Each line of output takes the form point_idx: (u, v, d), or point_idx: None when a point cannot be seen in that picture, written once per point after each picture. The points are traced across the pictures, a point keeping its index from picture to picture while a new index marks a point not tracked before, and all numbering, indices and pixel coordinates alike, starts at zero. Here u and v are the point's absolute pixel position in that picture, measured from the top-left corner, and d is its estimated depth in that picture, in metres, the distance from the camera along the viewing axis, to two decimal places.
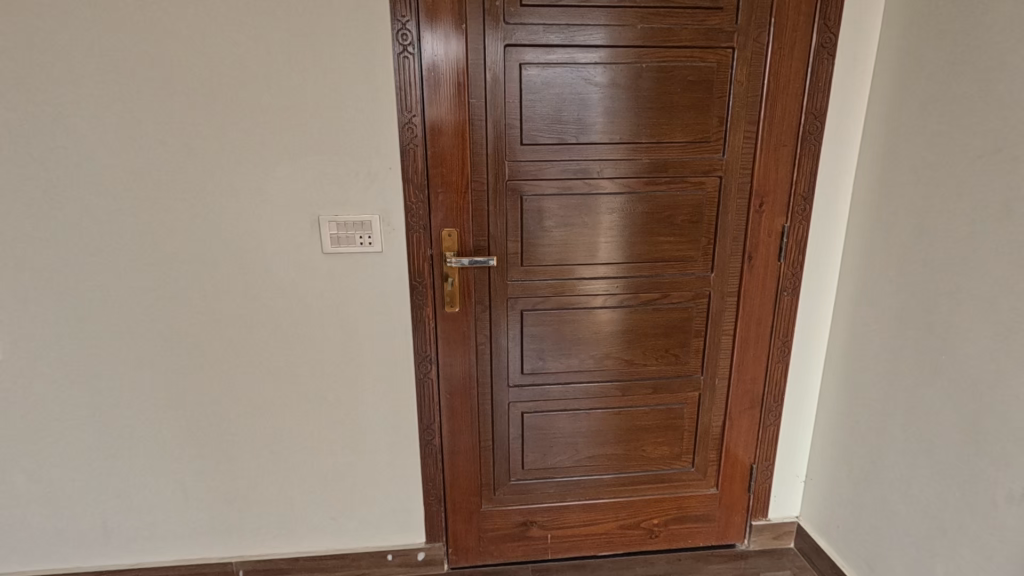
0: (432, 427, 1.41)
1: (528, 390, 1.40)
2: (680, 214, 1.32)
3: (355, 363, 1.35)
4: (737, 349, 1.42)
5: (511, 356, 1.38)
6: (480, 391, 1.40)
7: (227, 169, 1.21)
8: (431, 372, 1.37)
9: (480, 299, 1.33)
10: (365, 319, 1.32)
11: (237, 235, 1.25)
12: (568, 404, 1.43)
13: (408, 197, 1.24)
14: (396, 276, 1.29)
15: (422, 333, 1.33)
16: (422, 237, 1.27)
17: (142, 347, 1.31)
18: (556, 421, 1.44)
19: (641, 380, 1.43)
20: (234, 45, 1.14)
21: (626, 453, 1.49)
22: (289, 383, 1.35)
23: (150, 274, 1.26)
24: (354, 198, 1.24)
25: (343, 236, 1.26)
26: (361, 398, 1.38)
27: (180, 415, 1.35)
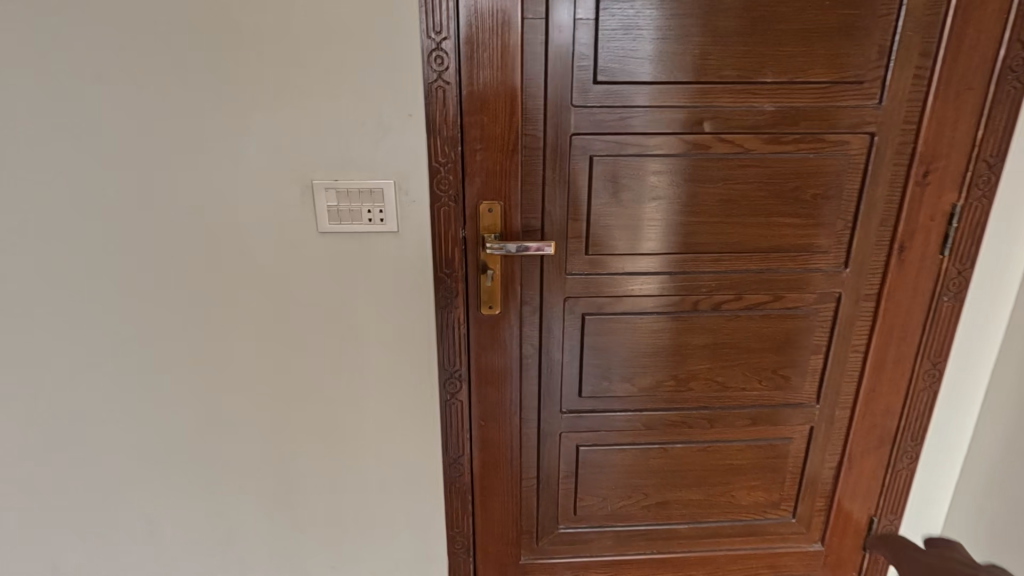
0: (460, 462, 1.09)
1: (588, 418, 1.07)
2: (811, 187, 0.94)
3: (361, 380, 1.02)
4: (869, 371, 1.06)
5: (566, 373, 1.04)
6: (524, 417, 1.07)
7: (181, 113, 0.86)
8: (460, 391, 1.04)
9: (529, 299, 0.99)
10: (373, 323, 0.98)
11: (200, 207, 0.91)
12: (637, 436, 1.10)
13: (434, 158, 0.89)
14: (415, 265, 0.94)
15: (448, 341, 1.00)
16: (452, 213, 0.92)
17: (78, 357, 0.98)
18: (621, 457, 1.11)
19: (736, 408, 1.08)
20: None
21: (708, 499, 1.15)
22: (274, 406, 1.03)
23: (84, 261, 0.92)
24: (361, 156, 0.88)
25: (345, 209, 0.91)
26: (369, 426, 1.04)
27: (134, 445, 1.03)
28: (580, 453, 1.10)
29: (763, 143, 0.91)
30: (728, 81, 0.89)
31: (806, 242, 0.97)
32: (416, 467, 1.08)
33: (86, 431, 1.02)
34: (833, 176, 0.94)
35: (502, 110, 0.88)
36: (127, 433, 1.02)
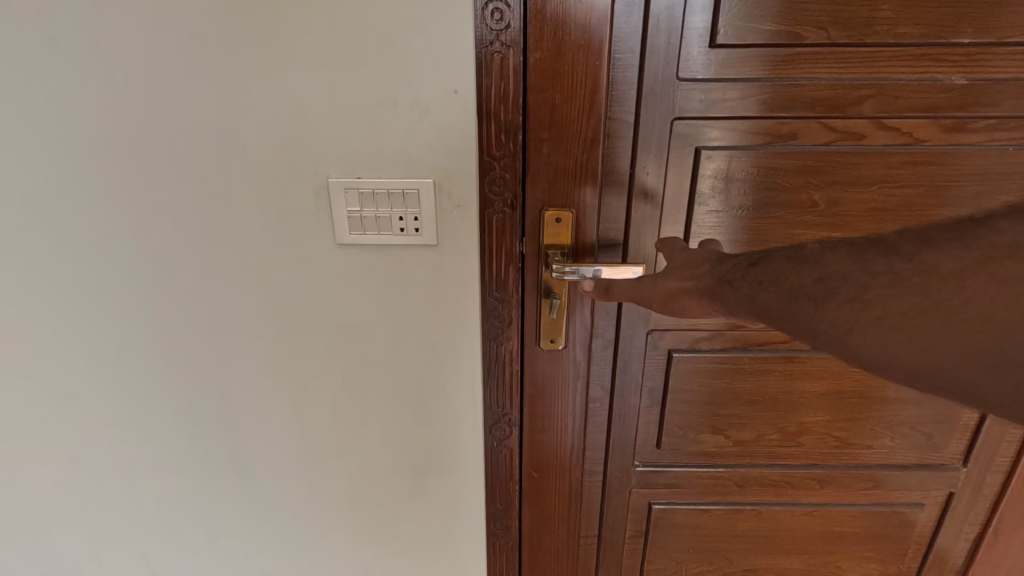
0: (507, 519, 0.90)
1: (667, 472, 0.87)
2: (1001, 194, 0.68)
3: (390, 422, 0.83)
4: None
5: (643, 420, 0.84)
6: (586, 468, 0.88)
7: (160, 87, 0.65)
8: (509, 440, 0.84)
9: (601, 330, 0.78)
10: (405, 356, 0.78)
11: (190, 210, 0.71)
12: (726, 495, 0.89)
13: (486, 149, 0.66)
14: (459, 288, 0.73)
15: (497, 380, 0.79)
16: (508, 223, 0.70)
17: (60, 385, 0.82)
18: (704, 518, 0.91)
19: (854, 468, 0.86)
20: None
21: (807, 568, 0.95)
22: (287, 446, 0.85)
23: (57, 273, 0.75)
24: (391, 145, 0.66)
25: (371, 216, 0.69)
26: (400, 474, 0.87)
27: (129, 484, 0.88)
28: (653, 510, 0.91)
29: (942, 133, 0.66)
30: (907, 43, 0.62)
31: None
32: (455, 521, 0.90)
33: (74, 466, 0.87)
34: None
35: (580, 83, 0.65)
36: (121, 470, 0.87)
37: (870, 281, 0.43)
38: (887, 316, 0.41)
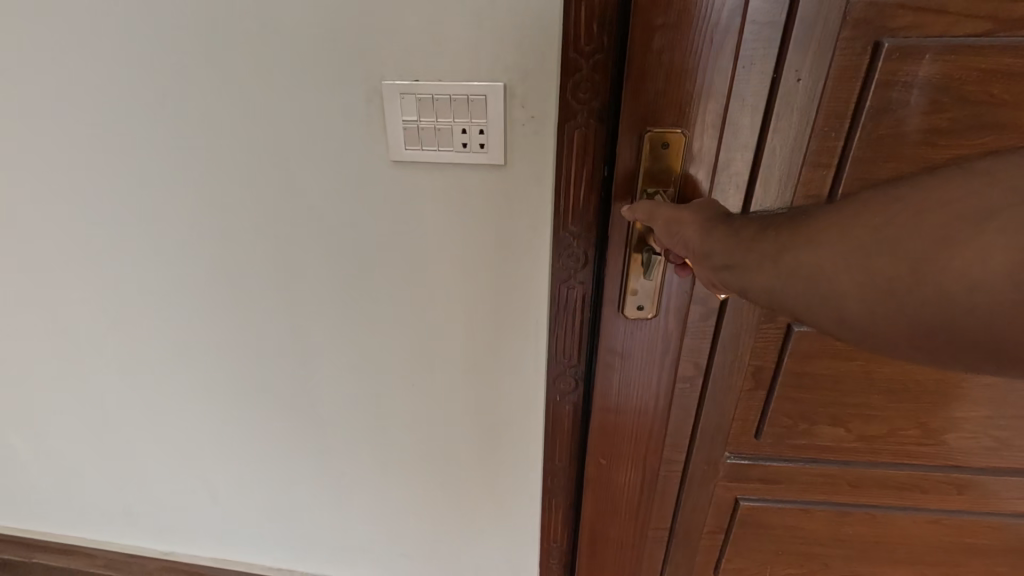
0: (565, 489, 0.78)
1: (765, 465, 0.72)
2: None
3: (435, 373, 0.71)
4: None
5: (742, 406, 0.68)
6: (665, 455, 0.73)
7: None
8: (570, 405, 0.70)
9: (702, 294, 0.61)
10: (457, 303, 0.65)
11: (211, 114, 0.58)
12: (837, 494, 0.73)
13: (570, 43, 0.49)
14: (528, 222, 0.58)
15: (562, 334, 0.64)
16: (591, 141, 0.53)
17: (90, 303, 0.74)
18: (805, 516, 0.76)
19: (1008, 477, 0.69)
20: None
21: None
22: (324, 390, 0.75)
23: (74, 175, 0.65)
24: (461, 28, 0.50)
25: (431, 127, 0.54)
26: (447, 425, 0.75)
27: (171, 416, 0.82)
28: (742, 507, 0.77)
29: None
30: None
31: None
32: (507, 480, 0.79)
33: (118, 392, 0.82)
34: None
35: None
36: (160, 398, 0.81)
37: (814, 224, 0.38)
38: (830, 253, 0.37)
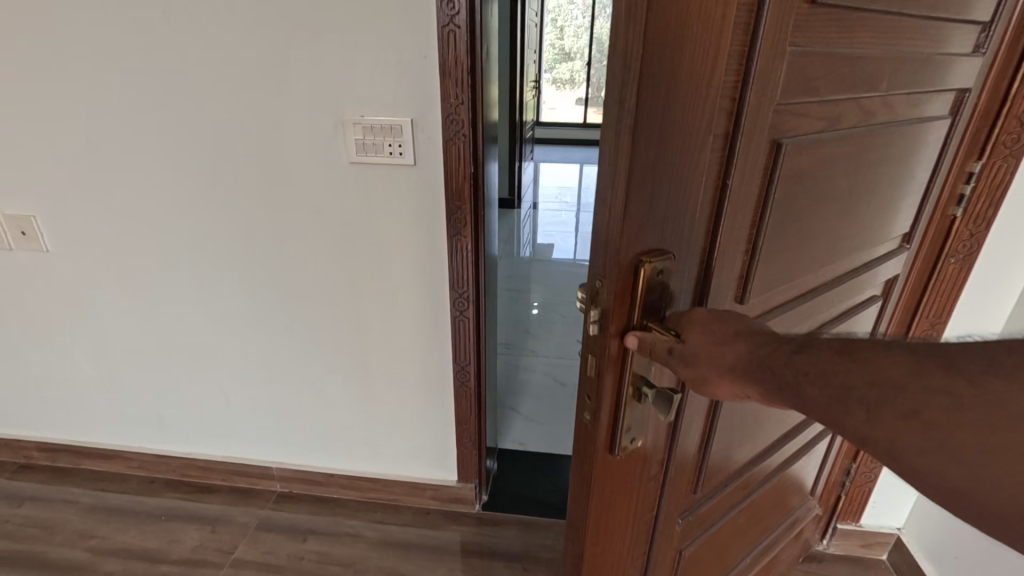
0: (468, 367, 1.44)
1: (697, 508, 0.84)
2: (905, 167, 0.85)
3: (380, 284, 1.36)
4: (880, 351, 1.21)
5: (685, 472, 0.77)
6: (636, 555, 0.74)
7: (224, 107, 1.20)
8: (467, 310, 1.36)
9: None
10: (395, 238, 1.29)
11: (252, 158, 1.24)
12: (732, 500, 0.92)
13: (445, 98, 1.11)
14: (433, 186, 1.21)
15: (459, 258, 1.28)
16: (463, 151, 1.16)
17: (184, 309, 1.48)
18: (716, 530, 0.91)
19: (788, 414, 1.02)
20: (217, 16, 1.12)
21: (766, 524, 1.08)
22: (324, 308, 1.41)
23: (176, 230, 1.36)
24: (382, 98, 1.14)
25: (370, 143, 1.19)
26: (394, 315, 1.40)
27: (225, 369, 1.56)
28: (684, 557, 0.85)
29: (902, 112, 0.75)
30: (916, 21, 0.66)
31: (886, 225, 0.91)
32: (429, 340, 1.42)
33: (195, 357, 1.55)
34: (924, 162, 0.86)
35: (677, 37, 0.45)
36: (202, 331, 1.51)
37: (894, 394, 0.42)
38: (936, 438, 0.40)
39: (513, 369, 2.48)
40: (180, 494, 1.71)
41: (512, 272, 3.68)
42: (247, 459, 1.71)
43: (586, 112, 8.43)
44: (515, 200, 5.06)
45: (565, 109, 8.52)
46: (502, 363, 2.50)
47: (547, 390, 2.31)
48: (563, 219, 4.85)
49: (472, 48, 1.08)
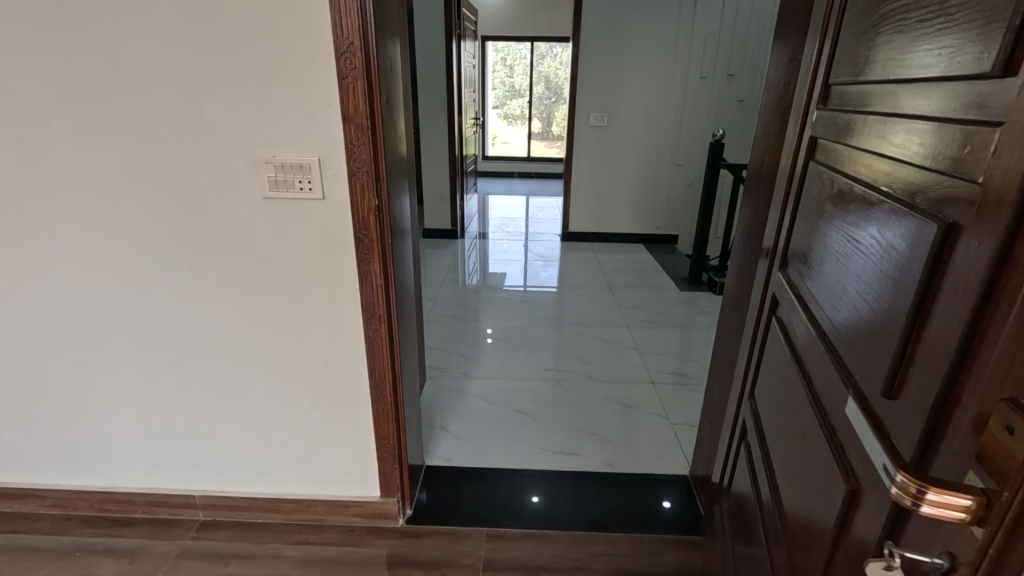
0: (383, 384, 1.54)
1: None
2: (850, 175, 0.87)
3: (298, 308, 1.46)
4: (747, 356, 1.41)
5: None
6: None
7: (140, 149, 1.29)
8: (380, 329, 1.47)
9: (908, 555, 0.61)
10: (308, 265, 1.40)
11: (168, 195, 1.34)
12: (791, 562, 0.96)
13: (350, 140, 1.26)
14: (341, 217, 1.34)
15: (370, 284, 1.41)
16: (367, 186, 1.30)
17: (100, 340, 1.52)
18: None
19: (791, 445, 1.01)
20: (133, 67, 1.22)
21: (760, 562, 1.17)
22: (243, 335, 1.49)
23: (92, 264, 1.42)
24: (290, 141, 1.27)
25: (280, 181, 1.31)
26: (312, 337, 1.49)
27: (145, 399, 1.59)
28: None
29: (903, 107, 0.72)
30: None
31: (824, 234, 0.94)
32: (348, 360, 1.52)
33: (113, 388, 1.58)
34: (840, 170, 0.91)
35: None
36: (124, 363, 1.55)
37: None
38: None
39: (439, 391, 2.57)
40: (96, 530, 1.70)
41: (454, 299, 3.80)
42: (167, 488, 1.72)
43: (531, 144, 8.81)
44: (458, 230, 5.24)
45: (514, 142, 8.85)
46: (429, 387, 2.59)
47: (475, 409, 2.42)
48: (505, 248, 5.05)
49: (369, 96, 1.23)
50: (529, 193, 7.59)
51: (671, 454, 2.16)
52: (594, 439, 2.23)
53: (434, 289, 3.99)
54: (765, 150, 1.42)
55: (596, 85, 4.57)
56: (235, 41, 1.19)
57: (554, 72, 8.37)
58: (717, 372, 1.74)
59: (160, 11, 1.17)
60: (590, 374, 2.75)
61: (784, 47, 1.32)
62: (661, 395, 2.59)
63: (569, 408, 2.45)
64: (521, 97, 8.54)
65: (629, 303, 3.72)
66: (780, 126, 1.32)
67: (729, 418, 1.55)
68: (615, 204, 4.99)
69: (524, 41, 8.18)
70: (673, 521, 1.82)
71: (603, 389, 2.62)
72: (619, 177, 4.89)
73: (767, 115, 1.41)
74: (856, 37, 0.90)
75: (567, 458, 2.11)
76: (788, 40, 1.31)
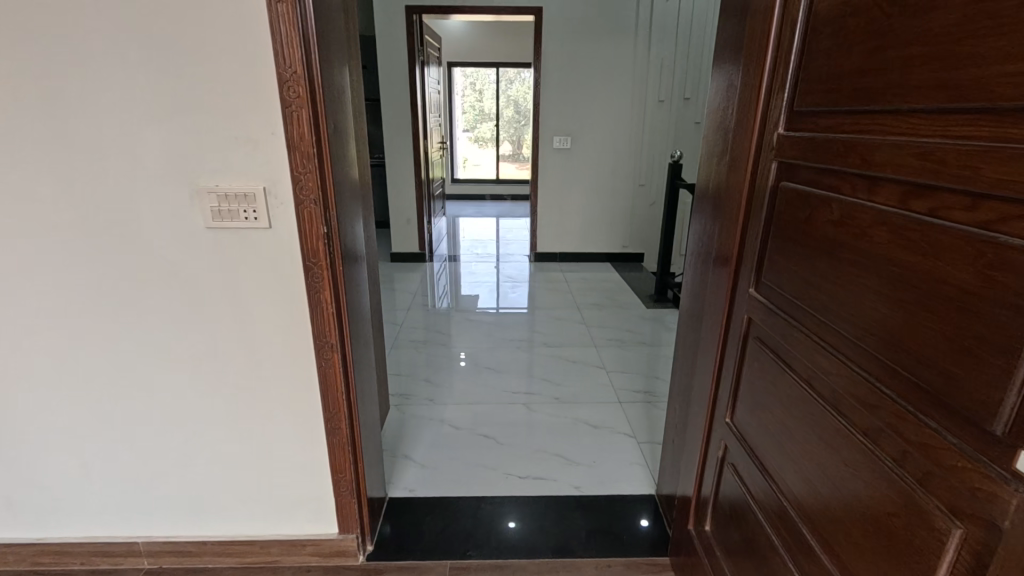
0: (336, 417, 1.49)
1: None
2: (867, 200, 0.84)
3: (246, 340, 1.41)
4: (711, 373, 1.40)
5: None
6: None
7: (73, 181, 1.25)
8: (333, 359, 1.43)
9: None
10: (255, 298, 1.37)
11: (103, 229, 1.29)
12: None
13: (296, 167, 1.24)
14: (289, 246, 1.31)
15: (320, 315, 1.37)
16: (314, 213, 1.28)
17: (31, 382, 1.43)
18: None
19: (827, 479, 0.93)
20: (66, 99, 1.18)
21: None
22: (189, 371, 1.44)
23: (21, 302, 1.34)
24: (233, 170, 1.25)
25: (223, 210, 1.28)
26: (261, 370, 1.44)
27: (82, 442, 1.51)
28: None
29: (939, 131, 0.70)
30: (1011, 23, 0.60)
31: (838, 258, 0.91)
32: (297, 393, 1.47)
33: (46, 432, 1.49)
34: (846, 194, 0.89)
35: None
36: (58, 404, 1.46)
37: None
38: None
39: (402, 420, 2.51)
40: None
41: (422, 323, 3.76)
42: (108, 536, 1.62)
43: (501, 167, 8.91)
44: (427, 253, 5.22)
45: (484, 165, 8.94)
46: (393, 416, 2.53)
47: (441, 436, 2.37)
48: (475, 269, 5.04)
49: (314, 124, 1.22)
50: (500, 215, 7.64)
51: (638, 474, 2.15)
52: (561, 462, 2.20)
53: (403, 313, 3.94)
54: (710, 169, 1.46)
55: (559, 108, 4.66)
56: (176, 72, 1.17)
57: (523, 97, 8.53)
58: (677, 391, 1.74)
59: (93, 39, 1.14)
60: (557, 395, 2.74)
61: (721, 75, 1.38)
62: (628, 414, 2.59)
63: (539, 431, 2.42)
64: (491, 121, 8.66)
65: (597, 322, 3.74)
66: (722, 146, 1.36)
67: (694, 438, 1.53)
68: (582, 224, 5.06)
69: (491, 66, 8.32)
70: (641, 541, 1.81)
71: (570, 410, 2.61)
72: (585, 198, 4.97)
73: (710, 137, 1.46)
74: (844, 60, 0.89)
75: (533, 483, 2.08)
76: (724, 65, 1.36)
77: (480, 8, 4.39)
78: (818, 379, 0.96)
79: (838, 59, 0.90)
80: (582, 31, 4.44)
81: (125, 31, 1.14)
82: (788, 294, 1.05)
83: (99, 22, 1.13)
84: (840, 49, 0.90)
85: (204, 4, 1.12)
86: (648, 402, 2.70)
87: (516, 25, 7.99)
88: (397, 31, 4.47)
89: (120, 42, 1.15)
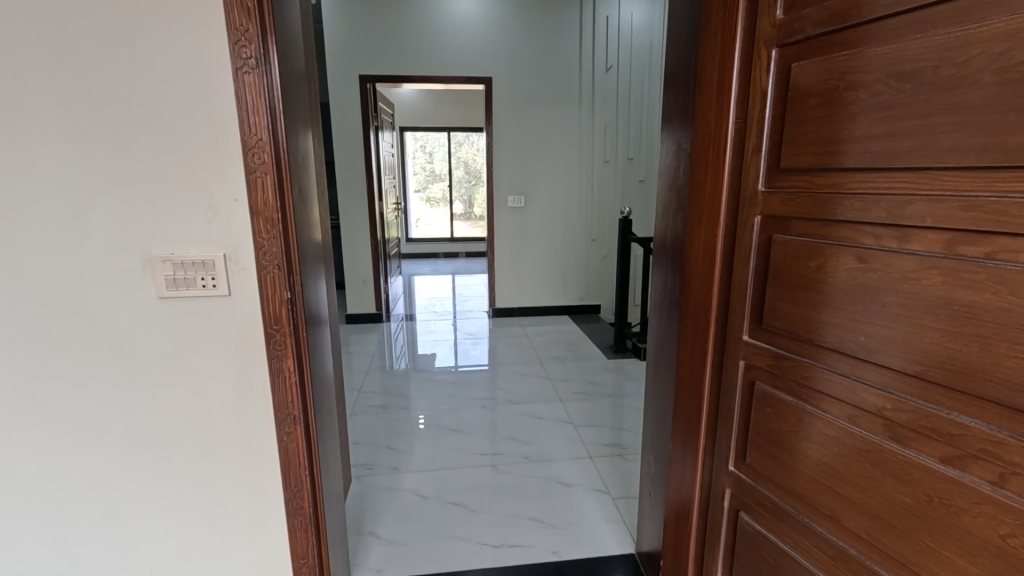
0: (300, 492, 1.37)
1: None
2: (896, 248, 0.91)
3: (203, 414, 1.30)
4: (704, 422, 1.40)
5: None
6: None
7: (14, 252, 1.16)
8: (295, 430, 1.33)
9: None
10: (213, 368, 1.28)
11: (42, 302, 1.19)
12: None
13: (260, 233, 1.20)
14: (251, 314, 1.25)
15: (283, 383, 1.29)
16: (278, 278, 1.23)
17: None
18: None
19: (903, 511, 0.94)
20: (13, 166, 1.12)
21: None
22: (133, 453, 1.30)
23: None
24: (192, 236, 1.20)
25: (178, 279, 1.21)
26: (213, 449, 1.33)
27: None
28: None
29: (988, 186, 0.78)
30: None
31: (869, 300, 0.96)
32: (252, 470, 1.35)
33: None
34: (867, 244, 0.95)
35: None
36: None
37: None
38: None
39: (361, 493, 2.35)
40: None
41: (380, 386, 3.62)
42: None
43: (452, 225, 9.04)
44: (383, 313, 5.12)
45: (436, 224, 9.04)
46: (353, 490, 2.37)
47: (406, 507, 2.24)
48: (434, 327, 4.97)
49: (280, 190, 1.20)
50: (453, 272, 7.67)
51: (618, 532, 2.08)
52: (538, 526, 2.11)
53: (360, 377, 3.79)
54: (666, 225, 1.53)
55: (512, 168, 4.84)
56: (140, 140, 1.14)
57: (472, 158, 8.82)
58: (651, 442, 1.72)
59: (54, 110, 1.11)
60: (528, 454, 2.67)
61: (670, 138, 1.48)
62: (600, 468, 2.54)
63: (512, 494, 2.33)
64: (442, 182, 8.85)
65: (560, 376, 3.73)
66: (677, 203, 1.44)
67: (681, 491, 1.50)
68: (538, 278, 5.15)
69: (441, 131, 8.62)
70: None
71: (543, 469, 2.54)
72: (541, 253, 5.09)
73: (663, 195, 1.55)
74: (843, 126, 0.98)
75: (512, 551, 1.97)
76: (672, 132, 1.47)
77: (434, 78, 4.59)
78: (866, 416, 0.99)
79: (835, 125, 0.99)
80: (530, 99, 4.71)
81: (91, 102, 1.11)
82: (807, 338, 1.09)
83: (60, 93, 1.10)
84: (835, 117, 0.99)
85: (182, 76, 1.12)
86: (618, 454, 2.68)
87: (464, 94, 8.39)
88: (352, 100, 4.58)
89: (84, 111, 1.12)
